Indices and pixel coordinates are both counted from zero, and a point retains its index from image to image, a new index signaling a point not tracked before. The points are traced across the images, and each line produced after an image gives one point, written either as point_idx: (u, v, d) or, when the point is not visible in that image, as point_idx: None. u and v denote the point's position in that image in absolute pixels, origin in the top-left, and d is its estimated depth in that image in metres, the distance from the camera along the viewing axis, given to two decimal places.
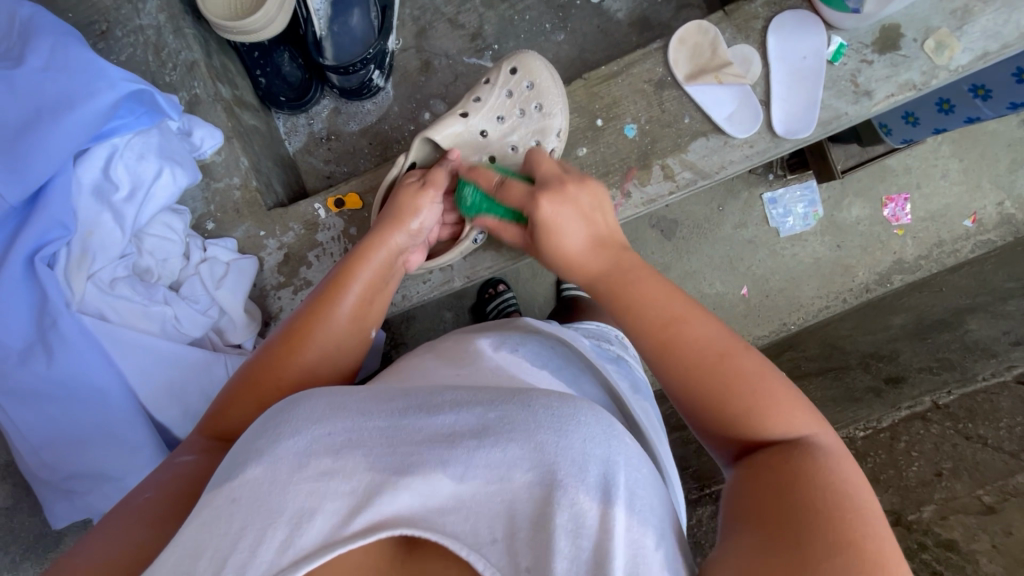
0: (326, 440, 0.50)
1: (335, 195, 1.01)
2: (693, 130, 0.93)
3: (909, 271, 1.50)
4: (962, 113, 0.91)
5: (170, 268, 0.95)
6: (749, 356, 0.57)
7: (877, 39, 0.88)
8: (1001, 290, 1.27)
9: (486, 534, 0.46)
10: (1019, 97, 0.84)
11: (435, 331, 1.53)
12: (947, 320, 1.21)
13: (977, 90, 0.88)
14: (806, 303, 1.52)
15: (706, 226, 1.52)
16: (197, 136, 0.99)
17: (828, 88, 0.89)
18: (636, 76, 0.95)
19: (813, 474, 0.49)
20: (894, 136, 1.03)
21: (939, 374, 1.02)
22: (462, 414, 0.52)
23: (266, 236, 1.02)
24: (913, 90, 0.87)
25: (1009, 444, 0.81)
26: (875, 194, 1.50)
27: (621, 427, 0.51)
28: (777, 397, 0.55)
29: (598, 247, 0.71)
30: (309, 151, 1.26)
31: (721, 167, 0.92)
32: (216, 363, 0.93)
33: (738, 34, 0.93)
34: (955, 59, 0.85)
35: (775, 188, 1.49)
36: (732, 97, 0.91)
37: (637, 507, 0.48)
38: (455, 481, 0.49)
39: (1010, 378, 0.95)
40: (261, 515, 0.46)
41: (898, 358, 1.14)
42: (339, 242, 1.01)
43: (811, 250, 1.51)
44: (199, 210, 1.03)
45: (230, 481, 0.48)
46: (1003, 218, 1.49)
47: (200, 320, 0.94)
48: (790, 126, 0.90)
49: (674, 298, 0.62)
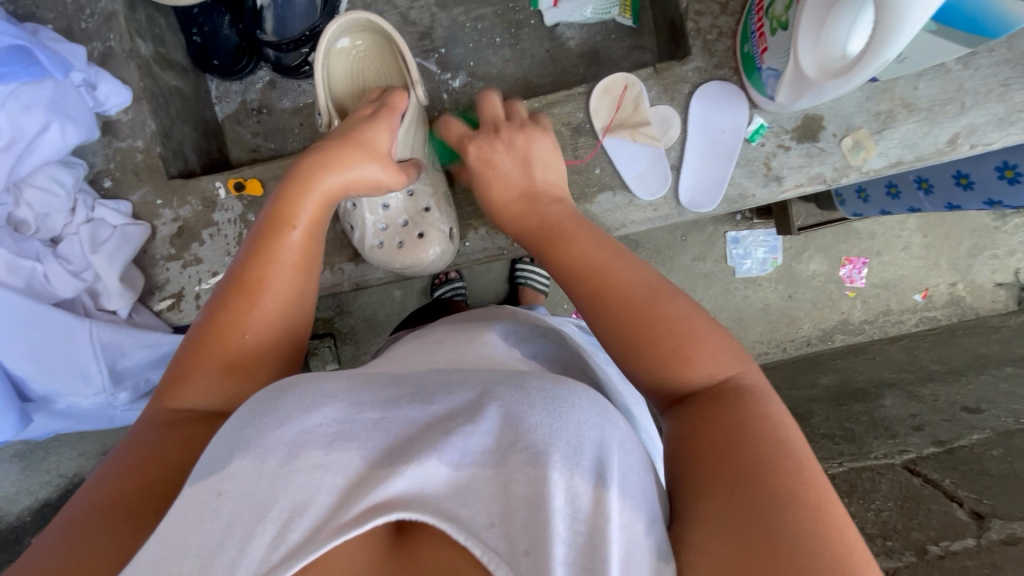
0: (318, 431, 0.46)
1: (238, 177, 0.98)
2: (602, 182, 0.92)
3: (852, 332, 1.53)
4: (906, 201, 0.95)
5: (52, 223, 0.91)
6: (675, 298, 0.55)
7: (798, 126, 0.87)
8: (926, 370, 1.30)
9: (480, 518, 0.42)
10: (955, 200, 0.89)
11: (381, 305, 1.54)
12: (867, 391, 1.24)
13: (920, 182, 0.91)
14: (747, 345, 1.54)
15: (666, 253, 1.52)
16: (102, 92, 0.95)
17: (741, 166, 0.89)
18: (555, 117, 0.93)
19: (748, 418, 0.47)
20: (846, 207, 1.06)
21: (838, 445, 1.06)
22: (454, 398, 0.49)
23: (162, 206, 0.99)
24: (821, 184, 0.87)
25: (872, 528, 0.84)
26: (836, 253, 1.51)
27: (614, 410, 0.48)
28: (701, 340, 0.52)
29: (529, 198, 0.74)
30: (238, 120, 1.22)
31: (622, 225, 0.92)
32: (80, 330, 0.90)
33: (664, 95, 0.92)
34: (869, 162, 0.86)
35: (740, 229, 1.50)
36: (644, 157, 0.91)
37: (630, 491, 0.44)
38: (449, 466, 0.44)
39: (899, 462, 0.98)
40: (250, 507, 0.42)
41: (810, 420, 1.17)
42: (234, 226, 0.98)
43: (762, 295, 1.53)
44: (98, 166, 1.00)
45: (215, 472, 0.44)
46: (952, 299, 1.52)
47: (71, 282, 0.91)
48: (695, 198, 0.90)
49: (602, 245, 0.63)
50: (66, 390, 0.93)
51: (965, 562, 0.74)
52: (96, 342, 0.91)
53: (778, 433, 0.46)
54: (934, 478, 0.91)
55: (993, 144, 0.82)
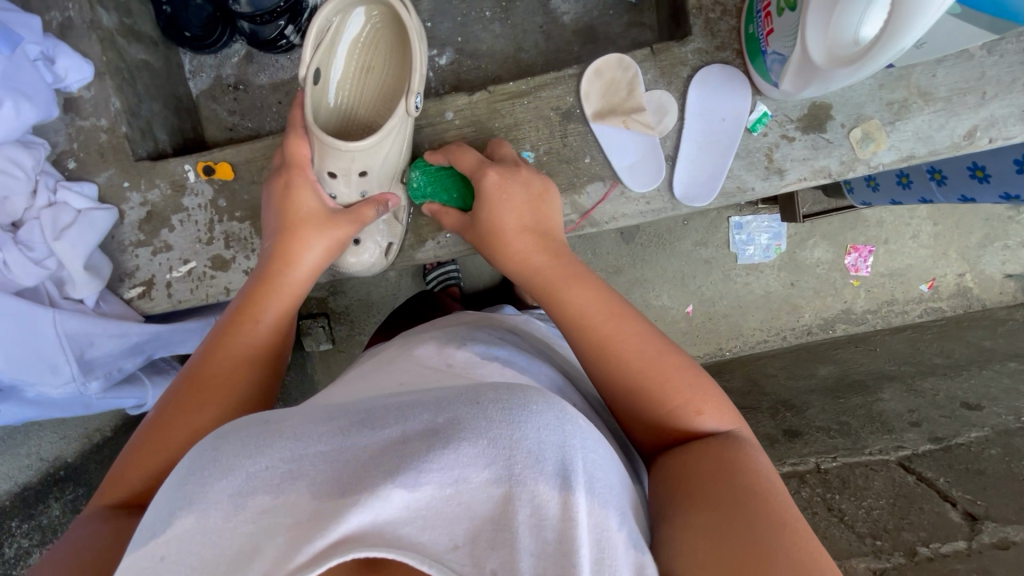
0: (266, 474, 0.44)
1: (207, 160, 0.95)
2: (591, 172, 0.88)
3: (854, 322, 1.50)
4: (917, 192, 0.91)
5: (12, 207, 0.87)
6: (681, 358, 0.60)
7: (803, 116, 0.83)
8: (928, 364, 1.27)
9: (443, 542, 0.41)
10: (971, 194, 0.85)
11: (373, 286, 1.52)
12: (866, 383, 1.22)
13: (934, 173, 0.87)
14: (746, 333, 1.52)
15: (667, 237, 1.49)
16: (61, 66, 0.91)
17: (740, 158, 0.85)
18: (544, 101, 0.88)
19: (742, 463, 0.52)
20: (855, 195, 1.01)
21: (833, 439, 1.04)
22: (407, 421, 0.47)
23: (129, 188, 0.96)
24: (826, 178, 0.84)
25: (863, 526, 0.83)
26: (841, 241, 1.47)
27: (574, 411, 0.49)
28: (709, 394, 0.58)
29: (542, 240, 0.71)
30: (214, 97, 1.18)
31: (613, 218, 0.88)
32: (45, 321, 0.88)
33: (659, 79, 0.87)
34: (878, 155, 0.82)
35: (744, 214, 1.46)
36: (636, 146, 0.86)
37: (598, 491, 0.45)
38: (405, 491, 0.42)
39: (894, 458, 0.96)
40: (198, 566, 0.40)
41: (806, 411, 1.16)
42: (205, 212, 0.96)
43: (764, 282, 1.49)
44: (60, 146, 0.95)
45: (159, 535, 0.42)
46: (960, 289, 1.48)
47: (33, 270, 0.86)
48: (689, 191, 0.86)
49: (607, 300, 0.64)
50: (34, 380, 0.91)
51: (955, 565, 0.73)
52: (61, 333, 0.89)
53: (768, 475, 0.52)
54: (928, 477, 0.90)
55: (1015, 138, 0.78)
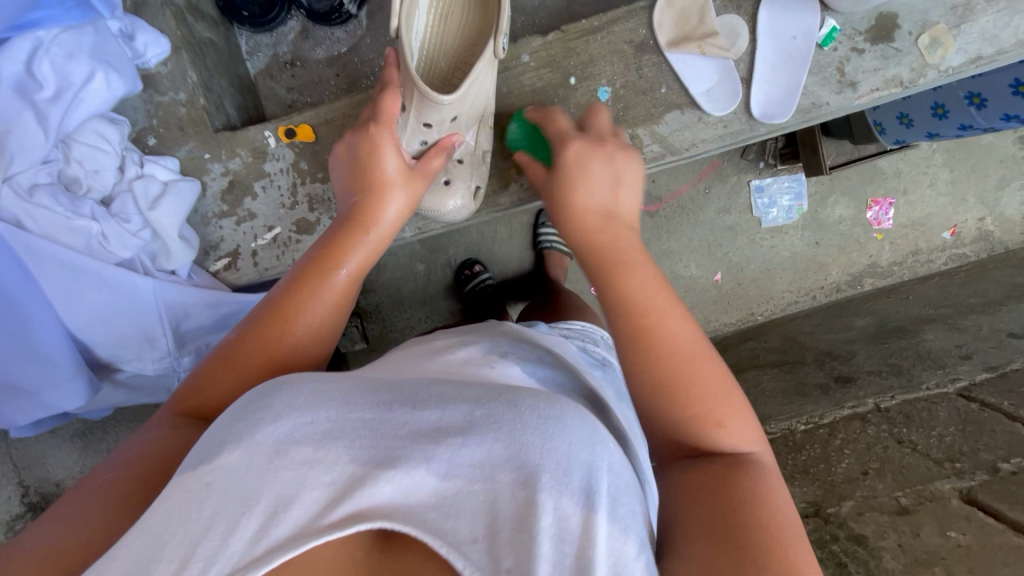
0: (307, 429, 0.45)
1: (287, 124, 0.95)
2: (668, 101, 0.90)
3: (882, 275, 1.52)
4: (955, 120, 0.95)
5: (103, 180, 0.87)
6: (715, 363, 0.57)
7: (871, 27, 0.85)
8: (964, 304, 1.29)
9: (465, 532, 0.41)
10: (1013, 109, 0.87)
11: (405, 281, 1.51)
12: (907, 327, 1.24)
13: (972, 98, 0.91)
14: (776, 296, 1.53)
15: (689, 209, 1.50)
16: (140, 42, 0.91)
17: (813, 73, 0.87)
18: (617, 35, 0.90)
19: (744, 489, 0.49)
20: (888, 135, 1.07)
21: (887, 379, 1.04)
22: (446, 411, 0.47)
23: (210, 159, 0.95)
24: (898, 87, 0.86)
25: (937, 452, 0.83)
26: (861, 195, 1.49)
27: (604, 433, 0.48)
28: (731, 406, 0.55)
29: (605, 219, 0.68)
30: (271, 75, 1.19)
31: (692, 144, 0.90)
32: (145, 290, 0.91)
33: (729, 3, 0.89)
34: (947, 59, 0.84)
35: (763, 178, 1.47)
36: (713, 70, 0.89)
37: (620, 514, 0.43)
38: (437, 477, 0.43)
39: (952, 390, 0.97)
40: (236, 495, 0.42)
41: (852, 359, 1.16)
42: (287, 175, 0.95)
43: (789, 243, 1.51)
44: (140, 123, 0.96)
45: (206, 462, 0.44)
46: (981, 234, 1.50)
47: (130, 241, 0.87)
48: (768, 110, 0.88)
49: (662, 292, 0.61)
50: (132, 356, 0.94)
51: None
52: (161, 302, 0.92)
53: (773, 491, 0.50)
54: (992, 401, 0.91)
55: None
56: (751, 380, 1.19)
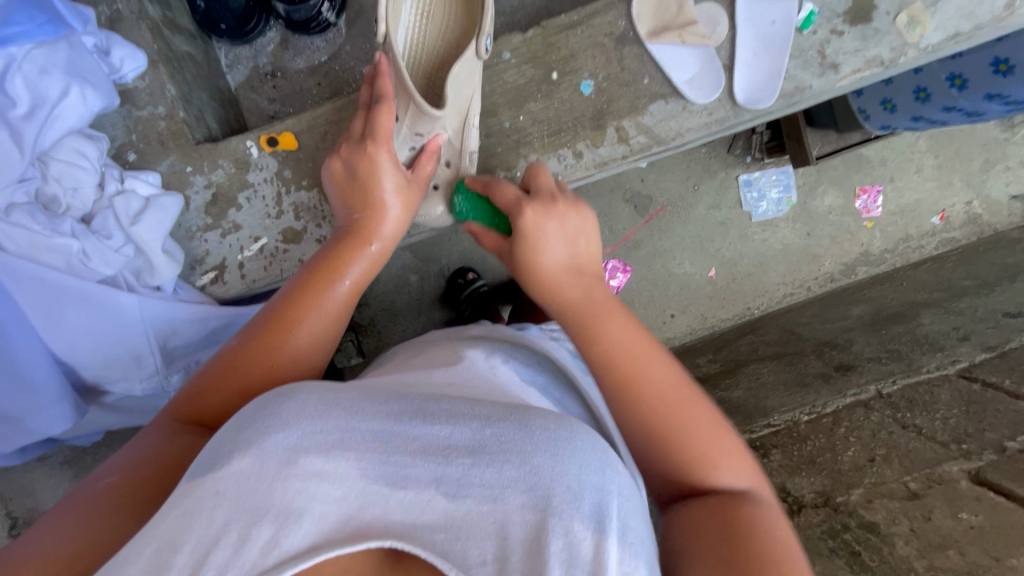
0: (317, 439, 0.43)
1: (269, 133, 0.94)
2: (651, 92, 0.90)
3: (874, 263, 1.52)
4: (939, 103, 0.96)
5: (82, 198, 0.86)
6: (704, 407, 0.56)
7: (849, 9, 0.86)
8: (959, 287, 1.30)
9: (475, 554, 0.40)
10: (994, 89, 0.89)
11: (398, 293, 1.50)
12: (903, 313, 1.24)
13: (953, 79, 0.93)
14: (771, 289, 1.52)
15: (680, 205, 1.50)
16: (115, 57, 0.90)
17: (794, 57, 0.88)
18: (596, 29, 0.91)
19: (753, 524, 0.48)
20: (872, 121, 1.08)
21: (887, 364, 1.04)
22: (457, 426, 0.46)
23: (192, 172, 0.95)
24: (880, 67, 0.86)
25: (942, 435, 0.82)
26: (849, 185, 1.50)
27: (614, 455, 0.46)
28: (722, 443, 0.54)
29: (575, 274, 0.67)
30: (252, 87, 1.19)
31: (678, 134, 0.90)
32: (129, 308, 0.89)
33: None
34: (926, 37, 0.85)
35: (751, 171, 1.48)
36: (693, 58, 0.89)
37: (630, 539, 0.42)
38: (447, 498, 0.43)
39: (953, 371, 0.97)
40: (245, 508, 0.40)
41: (851, 347, 1.16)
42: (272, 185, 0.94)
43: (780, 236, 1.51)
44: (119, 139, 0.94)
45: (213, 472, 0.42)
46: (970, 217, 1.51)
47: (113, 258, 0.85)
48: (751, 96, 0.88)
49: (640, 337, 0.60)
50: (119, 377, 0.93)
51: None
52: (146, 318, 0.91)
53: (777, 528, 0.49)
54: (994, 381, 0.91)
55: None
56: (751, 374, 1.18)
